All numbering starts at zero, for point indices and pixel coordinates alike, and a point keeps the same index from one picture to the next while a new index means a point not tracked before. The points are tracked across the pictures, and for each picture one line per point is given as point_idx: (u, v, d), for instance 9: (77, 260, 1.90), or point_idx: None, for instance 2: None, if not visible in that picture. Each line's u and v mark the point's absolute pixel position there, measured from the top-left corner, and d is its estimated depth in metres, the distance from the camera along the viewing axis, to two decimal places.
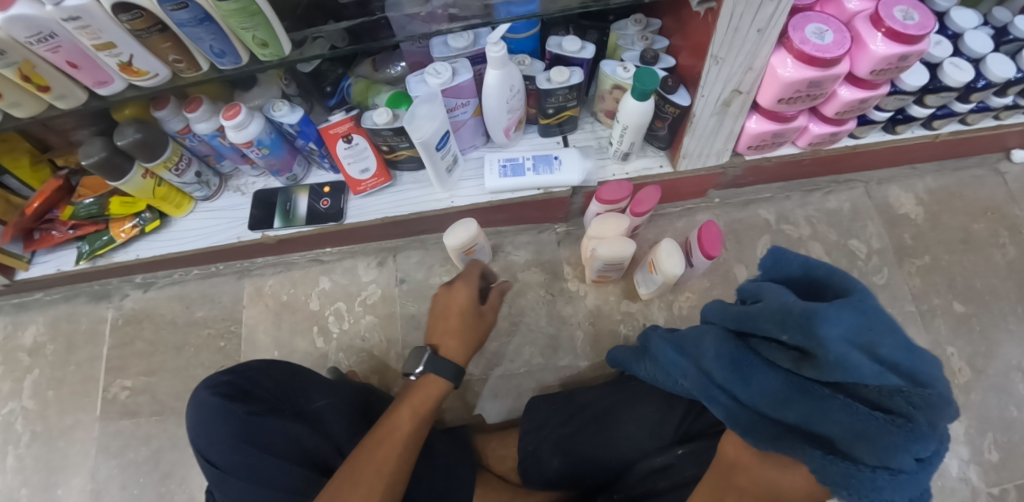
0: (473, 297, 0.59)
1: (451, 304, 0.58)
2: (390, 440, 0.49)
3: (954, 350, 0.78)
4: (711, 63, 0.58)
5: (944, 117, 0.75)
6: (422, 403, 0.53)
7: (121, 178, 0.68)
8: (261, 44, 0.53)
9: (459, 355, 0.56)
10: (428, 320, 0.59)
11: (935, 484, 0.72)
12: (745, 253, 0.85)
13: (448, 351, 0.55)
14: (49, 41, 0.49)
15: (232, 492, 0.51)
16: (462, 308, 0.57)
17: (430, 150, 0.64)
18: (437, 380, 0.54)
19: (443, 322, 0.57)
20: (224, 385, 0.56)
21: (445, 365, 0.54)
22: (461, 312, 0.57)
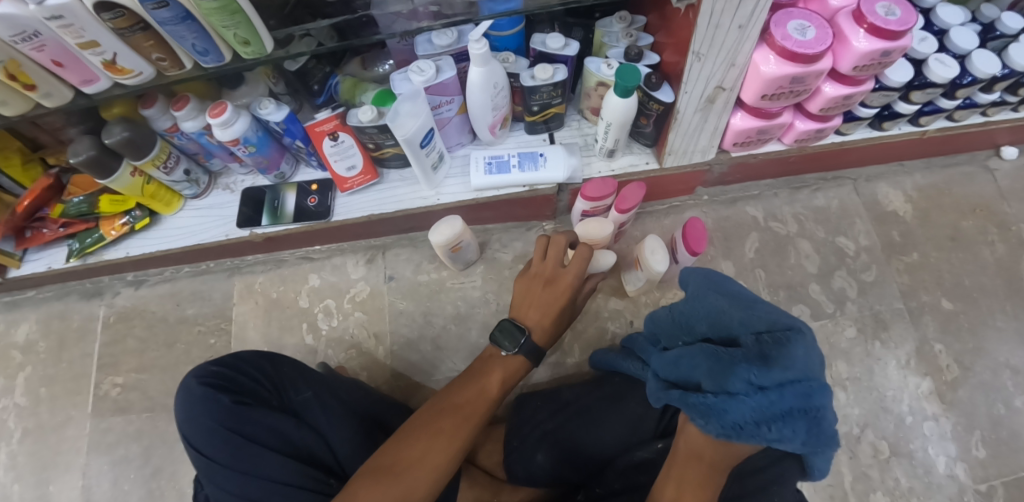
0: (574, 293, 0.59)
1: (554, 295, 0.59)
2: (477, 399, 0.51)
3: (942, 347, 0.78)
4: (693, 59, 0.58)
5: (931, 113, 0.75)
6: (510, 375, 0.55)
7: (110, 176, 0.68)
8: (243, 42, 0.53)
9: (546, 344, 0.59)
10: (524, 300, 0.59)
11: (922, 480, 0.72)
12: (732, 251, 0.85)
13: (540, 336, 0.58)
14: (33, 40, 0.50)
15: (217, 480, 0.52)
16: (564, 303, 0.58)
17: (415, 147, 0.65)
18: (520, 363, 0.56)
19: (541, 306, 0.58)
20: (212, 376, 0.57)
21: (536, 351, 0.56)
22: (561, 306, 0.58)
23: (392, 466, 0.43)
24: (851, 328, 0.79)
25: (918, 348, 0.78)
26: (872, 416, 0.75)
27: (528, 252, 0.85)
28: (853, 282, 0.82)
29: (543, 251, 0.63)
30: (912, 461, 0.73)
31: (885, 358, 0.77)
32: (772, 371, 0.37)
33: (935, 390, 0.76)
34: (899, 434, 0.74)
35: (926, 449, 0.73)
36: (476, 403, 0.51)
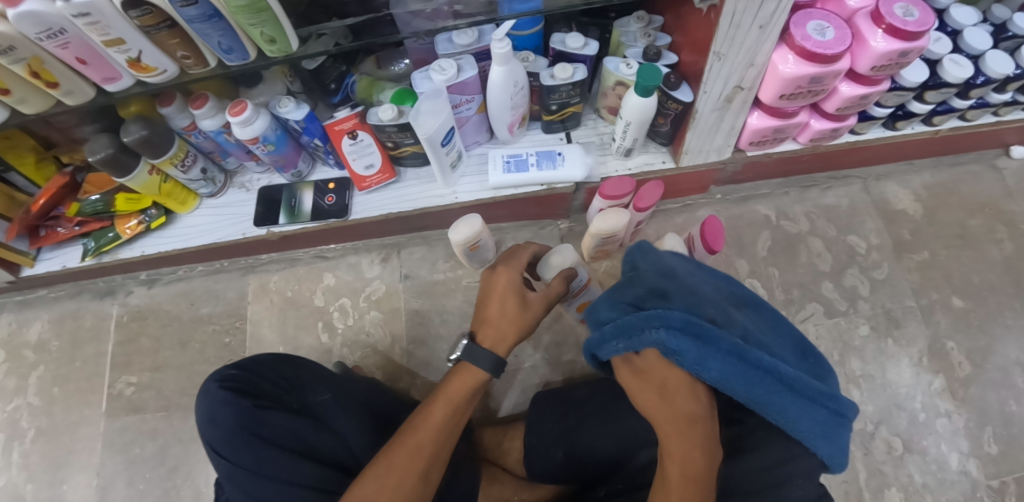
0: (516, 281, 0.52)
1: (494, 286, 0.53)
2: (423, 430, 0.47)
3: (953, 344, 0.78)
4: (713, 59, 0.58)
5: (944, 113, 0.76)
6: (459, 392, 0.49)
7: (128, 175, 0.68)
8: (269, 41, 0.53)
9: (497, 348, 0.50)
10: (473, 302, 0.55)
11: (934, 476, 0.72)
12: (745, 249, 0.86)
13: (483, 336, 0.51)
14: (58, 37, 0.49)
15: (239, 485, 0.51)
16: (505, 292, 0.52)
17: (435, 146, 0.65)
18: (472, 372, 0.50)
19: (484, 302, 0.53)
20: (232, 379, 0.57)
21: (484, 356, 0.49)
22: (503, 296, 0.51)
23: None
24: (863, 326, 0.80)
25: (929, 345, 0.79)
26: (885, 413, 0.76)
27: None
28: (864, 280, 0.83)
29: (501, 256, 0.59)
30: (925, 457, 0.73)
31: (898, 355, 0.78)
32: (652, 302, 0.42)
33: (947, 387, 0.76)
34: (912, 431, 0.75)
35: (938, 446, 0.74)
36: (424, 435, 0.46)
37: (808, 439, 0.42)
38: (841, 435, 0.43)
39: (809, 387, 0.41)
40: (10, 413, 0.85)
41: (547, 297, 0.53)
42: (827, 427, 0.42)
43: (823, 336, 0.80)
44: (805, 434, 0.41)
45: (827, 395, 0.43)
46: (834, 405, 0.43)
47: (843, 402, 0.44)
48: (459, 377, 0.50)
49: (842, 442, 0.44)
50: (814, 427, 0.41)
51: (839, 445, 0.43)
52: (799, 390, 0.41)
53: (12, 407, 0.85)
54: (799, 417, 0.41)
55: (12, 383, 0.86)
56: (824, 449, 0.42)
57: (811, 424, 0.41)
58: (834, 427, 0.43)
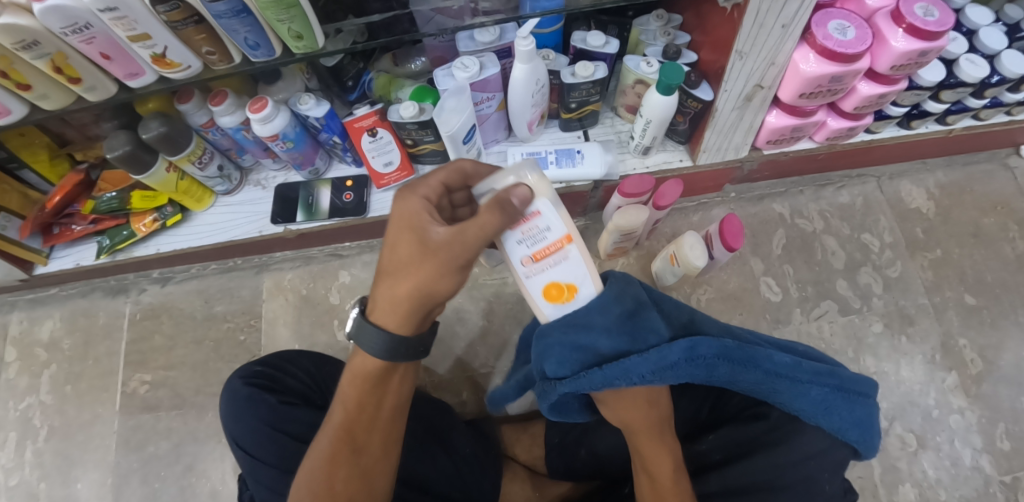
0: (419, 216, 0.38)
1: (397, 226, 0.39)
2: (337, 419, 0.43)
3: (966, 342, 0.79)
4: (734, 58, 0.58)
5: (958, 113, 0.77)
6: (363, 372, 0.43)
7: (146, 172, 0.68)
8: (296, 36, 0.53)
9: (390, 319, 0.40)
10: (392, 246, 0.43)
11: (949, 472, 0.73)
12: (760, 247, 0.86)
13: (379, 301, 0.40)
14: (84, 32, 0.49)
15: (264, 481, 0.50)
16: (404, 236, 0.38)
17: (457, 143, 0.65)
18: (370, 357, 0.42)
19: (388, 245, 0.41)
20: (257, 375, 0.57)
21: (370, 334, 0.40)
22: (402, 242, 0.38)
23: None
24: (878, 323, 0.81)
25: (943, 342, 0.79)
26: (899, 410, 0.77)
27: None
28: (878, 278, 0.84)
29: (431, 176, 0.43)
30: (938, 453, 0.74)
31: (912, 352, 0.79)
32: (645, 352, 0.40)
33: (960, 383, 0.77)
34: (926, 427, 0.75)
35: (952, 442, 0.75)
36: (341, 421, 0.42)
37: (810, 416, 0.45)
38: (849, 410, 0.44)
39: (799, 369, 0.43)
40: (22, 412, 0.84)
41: (458, 241, 0.35)
42: (830, 404, 0.44)
43: (838, 334, 0.80)
44: (801, 411, 0.45)
45: (824, 373, 0.44)
46: (836, 381, 0.44)
47: (846, 375, 0.45)
48: (354, 368, 0.43)
49: (858, 415, 0.44)
50: (813, 406, 0.44)
51: (854, 417, 0.44)
52: (788, 372, 0.43)
53: (24, 405, 0.84)
54: (792, 398, 0.44)
55: (24, 381, 0.86)
56: (835, 423, 0.44)
57: (809, 402, 0.43)
58: (837, 403, 0.44)
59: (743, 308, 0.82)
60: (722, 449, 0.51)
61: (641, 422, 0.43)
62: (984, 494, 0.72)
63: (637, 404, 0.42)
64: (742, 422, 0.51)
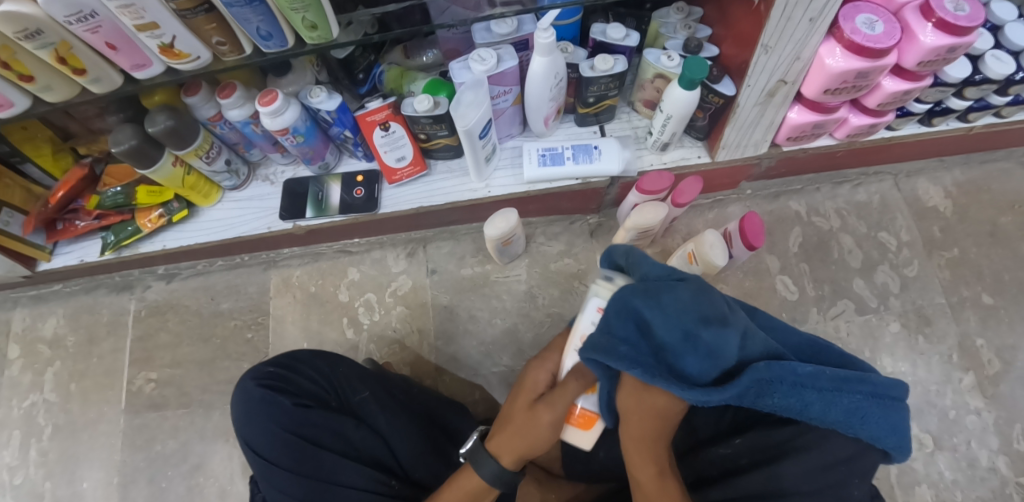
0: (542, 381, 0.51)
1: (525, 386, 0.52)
2: None
3: (983, 342, 0.78)
4: (759, 52, 0.56)
5: (980, 110, 0.75)
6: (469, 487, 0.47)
7: (152, 166, 0.66)
8: (310, 27, 0.52)
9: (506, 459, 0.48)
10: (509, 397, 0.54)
11: (965, 473, 0.73)
12: (776, 245, 0.85)
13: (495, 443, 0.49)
14: (89, 21, 0.47)
15: (279, 485, 0.49)
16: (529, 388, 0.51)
17: (473, 138, 0.63)
18: (474, 478, 0.47)
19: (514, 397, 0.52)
20: (270, 377, 0.56)
21: (488, 463, 0.47)
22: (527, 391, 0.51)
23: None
24: (894, 323, 0.80)
25: (960, 342, 0.79)
26: (916, 411, 0.76)
27: (573, 245, 0.85)
28: (895, 277, 0.83)
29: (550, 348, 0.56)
30: (955, 453, 0.74)
31: (928, 352, 0.78)
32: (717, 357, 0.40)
33: (977, 384, 0.76)
34: (942, 428, 0.75)
35: (969, 443, 0.74)
36: None
37: (845, 425, 0.42)
38: (884, 417, 0.41)
39: (823, 378, 0.42)
40: (26, 409, 0.83)
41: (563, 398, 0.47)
42: (863, 413, 0.41)
43: (854, 334, 0.79)
44: (835, 423, 0.42)
45: (853, 379, 0.42)
46: (869, 387, 0.42)
47: (880, 380, 0.42)
48: (455, 483, 0.47)
49: (894, 421, 0.42)
50: (847, 416, 0.41)
51: (890, 424, 0.41)
52: (811, 382, 0.41)
53: (28, 404, 0.83)
54: (822, 409, 0.42)
55: (27, 378, 0.84)
56: (871, 432, 0.42)
57: (842, 411, 0.41)
58: (870, 409, 0.41)
59: (758, 307, 0.81)
60: (749, 453, 0.50)
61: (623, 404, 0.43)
62: (1000, 495, 0.71)
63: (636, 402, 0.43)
64: (767, 426, 0.51)
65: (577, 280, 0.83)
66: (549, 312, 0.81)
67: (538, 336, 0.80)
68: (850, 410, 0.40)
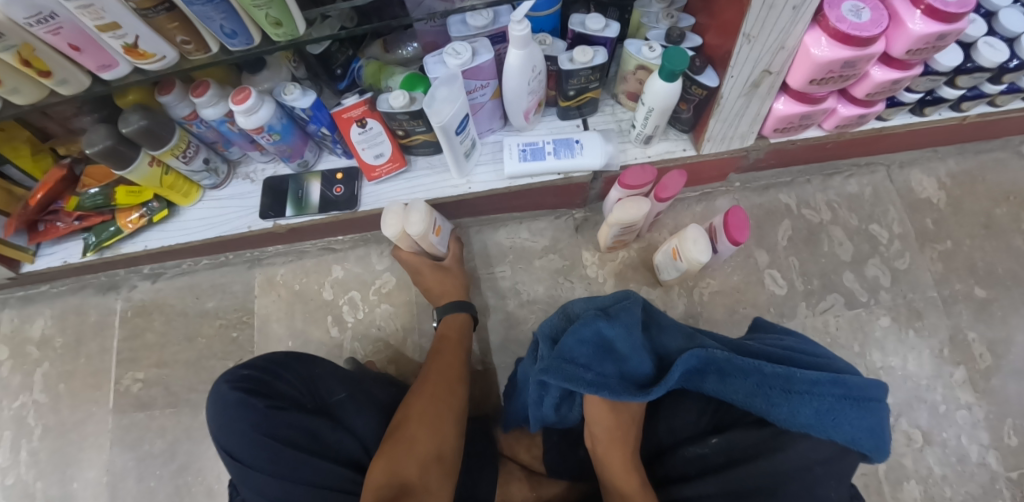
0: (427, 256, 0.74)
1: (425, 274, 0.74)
2: (447, 340, 0.67)
3: (975, 335, 0.77)
4: (742, 42, 0.54)
5: (973, 98, 0.73)
6: (457, 323, 0.70)
7: (128, 166, 0.65)
8: (274, 23, 0.51)
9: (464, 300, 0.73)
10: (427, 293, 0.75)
11: (955, 469, 0.72)
12: (765, 239, 0.84)
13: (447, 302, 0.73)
14: (49, 22, 0.46)
15: (257, 486, 0.49)
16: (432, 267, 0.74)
17: (449, 134, 0.62)
18: (456, 317, 0.70)
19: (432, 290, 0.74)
20: (245, 380, 0.55)
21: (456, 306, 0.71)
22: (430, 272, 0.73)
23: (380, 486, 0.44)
24: (884, 317, 0.79)
25: (951, 336, 0.77)
26: (906, 406, 0.75)
27: (557, 241, 0.84)
28: (886, 270, 0.81)
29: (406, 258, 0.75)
30: (944, 449, 0.73)
31: (919, 346, 0.77)
32: (633, 359, 0.49)
33: (968, 378, 0.75)
34: (932, 423, 0.74)
35: (959, 438, 0.73)
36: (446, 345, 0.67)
37: (818, 429, 0.45)
38: (860, 418, 0.44)
39: (791, 379, 0.46)
40: (15, 410, 0.83)
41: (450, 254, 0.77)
42: (837, 414, 0.44)
43: (844, 328, 0.78)
44: (806, 426, 0.45)
45: (826, 382, 0.45)
46: (843, 390, 0.45)
47: (852, 382, 0.45)
48: (448, 322, 0.70)
49: (868, 422, 0.44)
50: (818, 418, 0.44)
51: (866, 426, 0.44)
52: (776, 382, 0.46)
53: (17, 405, 0.83)
54: (791, 411, 0.45)
55: (17, 380, 0.85)
56: (844, 435, 0.44)
57: (812, 412, 0.44)
58: (843, 411, 0.44)
59: (746, 302, 0.80)
60: (726, 452, 0.50)
61: (608, 433, 0.51)
62: (990, 491, 0.71)
63: (603, 411, 0.50)
64: (745, 427, 0.51)
65: (561, 276, 0.82)
66: (534, 309, 0.80)
67: (523, 333, 0.79)
68: (818, 410, 0.44)
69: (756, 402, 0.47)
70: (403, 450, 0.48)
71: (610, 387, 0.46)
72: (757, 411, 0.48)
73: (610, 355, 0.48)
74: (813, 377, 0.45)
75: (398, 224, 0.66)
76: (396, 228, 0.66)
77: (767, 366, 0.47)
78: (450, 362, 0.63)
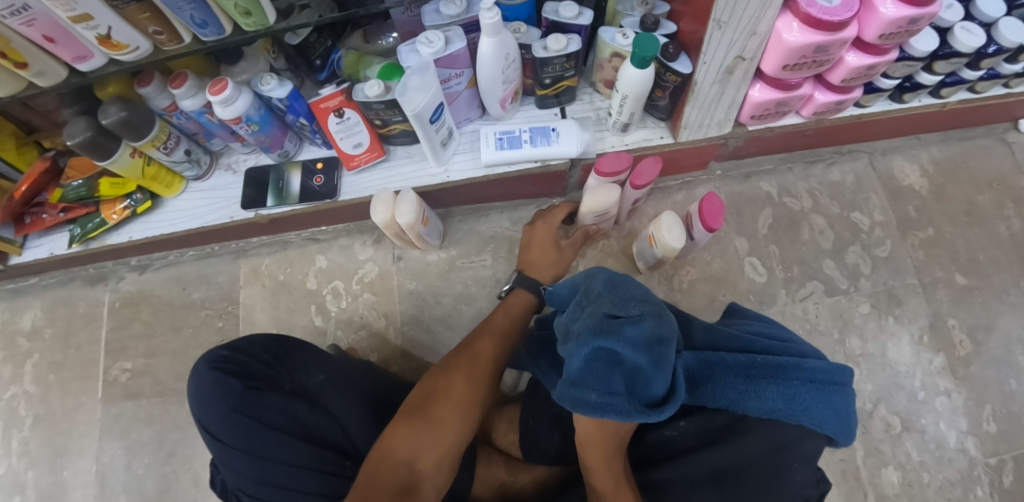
0: (551, 233, 0.70)
1: (534, 238, 0.70)
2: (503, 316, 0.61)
3: (955, 322, 0.77)
4: (712, 27, 0.54)
5: (953, 85, 0.73)
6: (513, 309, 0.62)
7: (109, 158, 0.66)
8: (244, 13, 0.51)
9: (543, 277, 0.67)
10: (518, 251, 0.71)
11: (933, 455, 0.72)
12: (746, 226, 0.84)
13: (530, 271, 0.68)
14: (23, 14, 0.47)
15: (234, 465, 0.51)
16: (542, 242, 0.69)
17: (424, 123, 0.62)
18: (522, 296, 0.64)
19: (530, 249, 0.70)
20: (223, 360, 0.56)
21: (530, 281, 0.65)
22: (541, 245, 0.69)
23: (386, 466, 0.41)
24: (865, 305, 0.79)
25: (931, 323, 0.77)
26: (885, 392, 0.75)
27: None
28: (867, 258, 0.81)
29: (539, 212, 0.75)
30: (923, 435, 0.73)
31: (900, 333, 0.77)
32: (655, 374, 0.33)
33: (948, 365, 0.76)
34: (911, 409, 0.74)
35: (938, 424, 0.73)
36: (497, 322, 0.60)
37: (787, 414, 0.44)
38: (826, 401, 0.44)
39: (753, 365, 0.44)
40: (7, 401, 0.85)
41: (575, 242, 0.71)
42: (803, 398, 0.43)
43: (823, 316, 0.78)
44: (774, 412, 0.44)
45: (789, 366, 0.44)
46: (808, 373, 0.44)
47: (816, 366, 0.44)
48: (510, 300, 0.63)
49: (834, 404, 0.44)
50: (786, 402, 0.43)
51: (832, 409, 0.44)
52: (739, 369, 0.44)
53: (9, 395, 0.85)
54: (758, 400, 0.44)
55: (7, 371, 0.86)
56: (809, 419, 0.44)
57: (778, 396, 0.43)
58: (809, 394, 0.43)
59: (727, 290, 0.80)
60: (695, 435, 0.51)
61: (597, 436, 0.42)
62: (968, 476, 0.71)
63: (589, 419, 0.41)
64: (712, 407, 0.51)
65: None
66: None
67: None
68: (784, 395, 0.43)
69: (727, 394, 0.44)
70: (422, 424, 0.45)
71: (615, 408, 0.33)
72: (727, 403, 0.45)
73: (619, 369, 0.32)
74: (776, 361, 0.44)
75: (388, 212, 0.67)
76: (387, 216, 0.67)
77: (730, 355, 0.46)
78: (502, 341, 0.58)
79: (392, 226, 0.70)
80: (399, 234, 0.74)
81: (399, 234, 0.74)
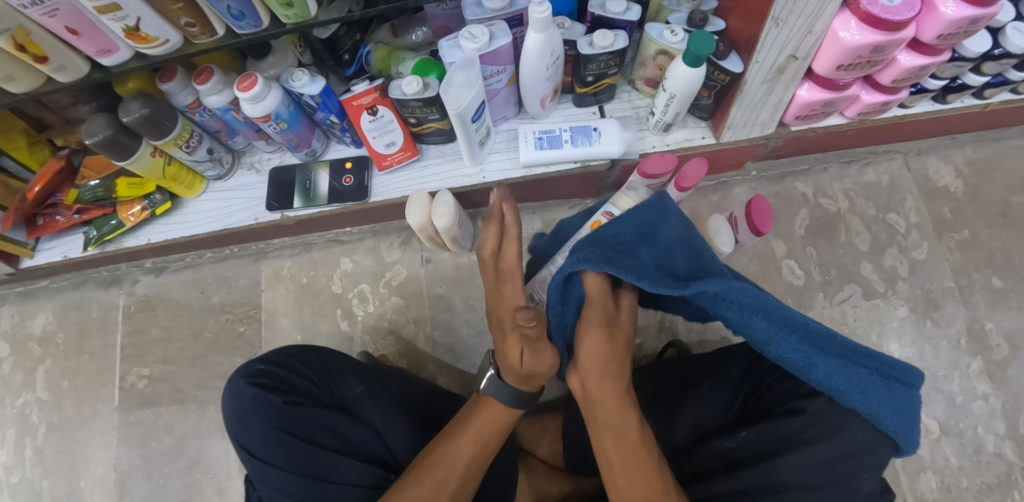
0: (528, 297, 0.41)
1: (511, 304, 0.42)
2: (468, 427, 0.46)
3: (992, 325, 0.77)
4: (770, 25, 0.52)
5: (997, 85, 0.71)
6: (489, 427, 0.47)
7: (130, 157, 0.62)
8: (285, 4, 0.48)
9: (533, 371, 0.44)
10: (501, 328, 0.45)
11: (971, 460, 0.72)
12: (782, 229, 0.83)
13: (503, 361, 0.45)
14: (45, 4, 0.43)
15: (275, 484, 0.47)
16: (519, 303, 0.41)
17: (465, 121, 0.60)
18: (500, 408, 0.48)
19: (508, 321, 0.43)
20: (262, 375, 0.53)
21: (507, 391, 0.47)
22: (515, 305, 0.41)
23: None
24: (902, 308, 0.78)
25: (968, 326, 0.77)
26: (923, 396, 0.75)
27: None
28: (904, 261, 0.80)
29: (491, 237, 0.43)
30: (961, 439, 0.73)
31: (937, 337, 0.76)
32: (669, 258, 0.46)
33: (985, 369, 0.75)
34: (949, 414, 0.74)
35: (976, 428, 0.73)
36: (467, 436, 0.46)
37: (844, 397, 0.42)
38: (890, 398, 0.40)
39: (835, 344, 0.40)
40: (19, 408, 0.81)
41: None
42: (869, 388, 0.40)
43: (861, 319, 0.77)
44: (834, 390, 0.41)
45: (862, 353, 0.41)
46: (877, 365, 0.41)
47: (890, 362, 0.41)
48: (478, 416, 0.47)
49: (898, 404, 0.40)
50: (847, 386, 0.40)
51: (897, 407, 0.40)
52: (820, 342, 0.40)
53: (20, 402, 0.82)
54: (826, 374, 0.40)
55: (19, 377, 0.83)
56: (871, 409, 0.41)
57: (845, 378, 0.40)
58: (876, 386, 0.40)
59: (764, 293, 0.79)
60: (756, 447, 0.48)
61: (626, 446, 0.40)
62: (1006, 481, 0.71)
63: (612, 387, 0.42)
64: (776, 417, 0.48)
65: None
66: None
67: None
68: (852, 380, 0.40)
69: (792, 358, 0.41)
70: None
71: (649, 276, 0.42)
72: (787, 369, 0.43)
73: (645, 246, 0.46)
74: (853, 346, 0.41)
75: (424, 214, 0.64)
76: (422, 217, 0.64)
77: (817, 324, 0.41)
78: (450, 486, 0.42)
79: (426, 227, 0.68)
80: (433, 236, 0.71)
81: (433, 236, 0.71)
